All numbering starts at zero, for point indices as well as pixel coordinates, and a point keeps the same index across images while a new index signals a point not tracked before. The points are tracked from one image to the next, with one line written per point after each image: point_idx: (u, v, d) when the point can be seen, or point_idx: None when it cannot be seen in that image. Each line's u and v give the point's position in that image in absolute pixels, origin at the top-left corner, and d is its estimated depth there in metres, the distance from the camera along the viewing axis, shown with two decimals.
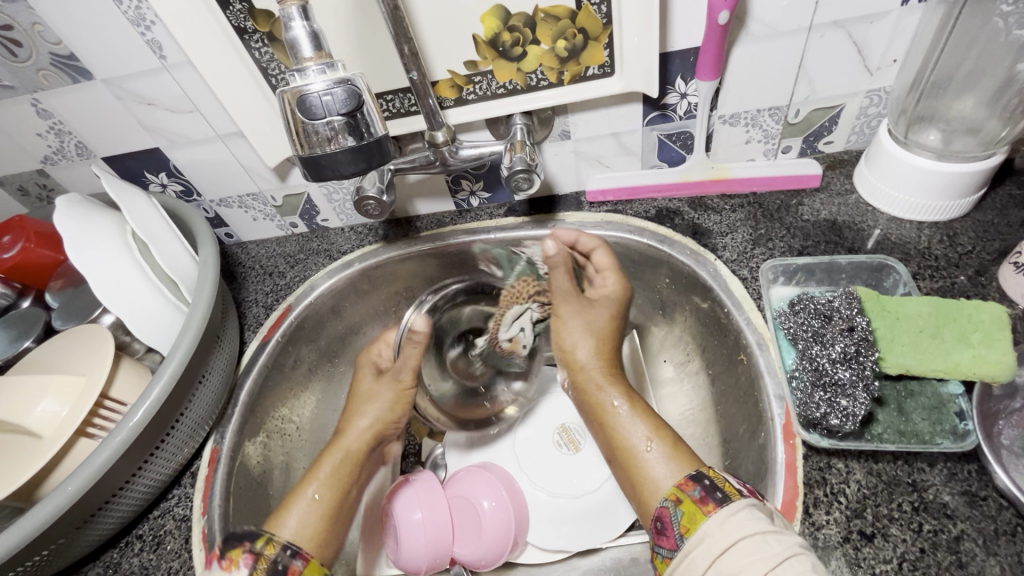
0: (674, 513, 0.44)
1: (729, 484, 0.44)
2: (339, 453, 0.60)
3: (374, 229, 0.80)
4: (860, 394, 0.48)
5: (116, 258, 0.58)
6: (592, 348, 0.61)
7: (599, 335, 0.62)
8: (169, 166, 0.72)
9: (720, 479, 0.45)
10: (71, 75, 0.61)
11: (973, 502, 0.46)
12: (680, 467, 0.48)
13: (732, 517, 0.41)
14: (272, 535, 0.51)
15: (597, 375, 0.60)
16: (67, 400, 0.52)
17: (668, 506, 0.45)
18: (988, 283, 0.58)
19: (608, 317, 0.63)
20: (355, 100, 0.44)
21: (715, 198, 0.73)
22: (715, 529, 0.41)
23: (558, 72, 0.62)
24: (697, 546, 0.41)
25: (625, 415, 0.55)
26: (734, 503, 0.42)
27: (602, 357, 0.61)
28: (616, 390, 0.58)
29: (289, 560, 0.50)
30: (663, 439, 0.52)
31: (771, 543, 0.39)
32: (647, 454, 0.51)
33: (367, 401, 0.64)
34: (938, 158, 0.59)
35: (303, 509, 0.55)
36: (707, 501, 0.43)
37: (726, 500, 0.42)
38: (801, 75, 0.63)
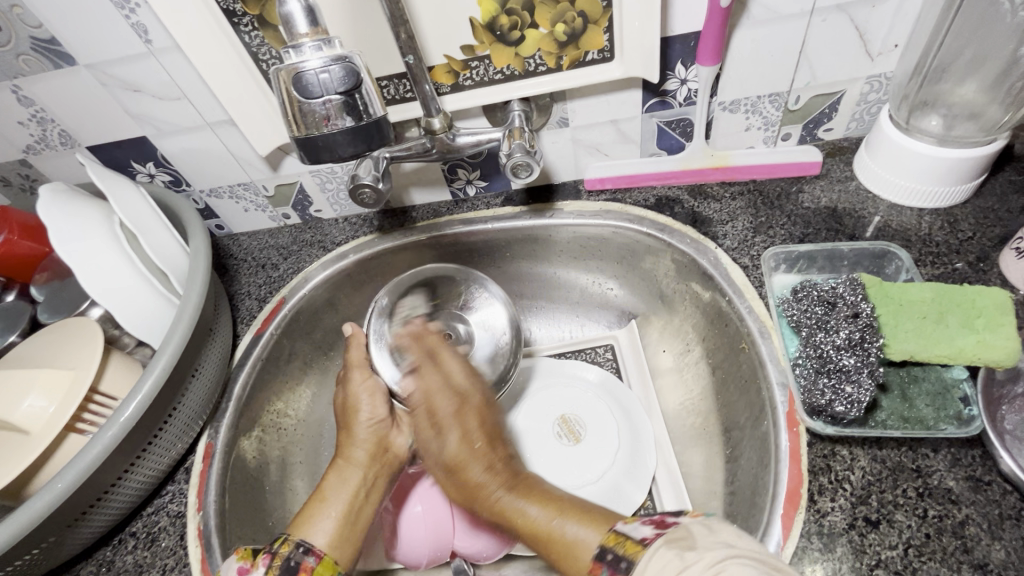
0: None
1: (631, 541, 0.41)
2: (360, 452, 0.58)
3: (368, 220, 0.79)
4: (865, 380, 0.48)
5: (103, 250, 0.56)
6: (456, 433, 0.54)
7: (467, 439, 0.53)
8: (157, 155, 0.70)
9: (620, 543, 0.41)
10: (53, 60, 0.59)
11: (977, 487, 0.46)
12: (597, 533, 0.44)
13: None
14: (288, 534, 0.52)
15: (471, 470, 0.52)
16: (55, 395, 0.51)
17: None
18: (989, 270, 0.58)
19: (467, 390, 0.57)
20: (354, 78, 0.42)
21: (714, 185, 0.72)
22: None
23: (557, 57, 0.61)
24: None
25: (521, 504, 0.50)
26: (640, 563, 0.39)
27: (469, 449, 0.53)
28: (500, 487, 0.52)
29: (303, 557, 0.50)
30: (564, 510, 0.47)
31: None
32: (564, 535, 0.45)
33: (355, 407, 0.60)
34: (939, 144, 0.59)
35: (326, 518, 0.54)
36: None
37: (632, 566, 0.39)
38: (802, 60, 0.62)
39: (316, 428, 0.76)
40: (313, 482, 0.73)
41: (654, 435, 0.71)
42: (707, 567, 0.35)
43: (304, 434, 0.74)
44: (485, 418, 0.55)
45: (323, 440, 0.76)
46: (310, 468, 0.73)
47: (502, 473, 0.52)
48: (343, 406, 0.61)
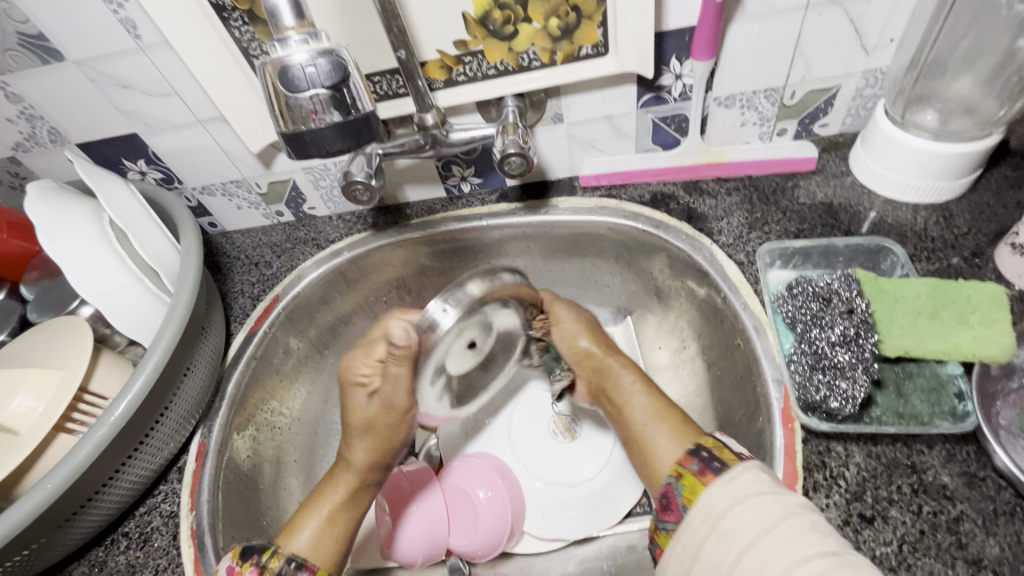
0: (677, 487, 0.47)
1: (727, 452, 0.47)
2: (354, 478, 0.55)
3: (362, 217, 0.79)
4: (860, 376, 0.48)
5: (92, 247, 0.56)
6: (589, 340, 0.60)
7: (590, 333, 0.60)
8: (148, 153, 0.70)
9: (716, 449, 0.48)
10: (40, 56, 0.58)
11: (972, 482, 0.46)
12: (687, 439, 0.50)
13: (731, 484, 0.44)
14: (277, 546, 0.51)
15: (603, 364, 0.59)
16: (44, 394, 0.50)
17: (671, 481, 0.48)
18: (984, 265, 0.58)
19: (591, 333, 0.61)
20: (341, 72, 0.42)
21: (710, 181, 0.72)
22: (715, 496, 0.44)
23: (551, 52, 0.60)
24: (698, 516, 0.44)
25: (635, 400, 0.55)
26: (733, 470, 0.45)
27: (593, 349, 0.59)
28: (630, 378, 0.57)
29: (295, 572, 0.49)
30: (668, 413, 0.53)
31: (771, 503, 0.42)
32: (652, 435, 0.52)
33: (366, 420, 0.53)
34: (935, 139, 0.59)
35: (316, 528, 0.53)
36: (706, 472, 0.46)
37: (723, 469, 0.46)
38: (798, 55, 0.62)
39: (310, 427, 0.75)
40: (308, 481, 0.72)
41: None
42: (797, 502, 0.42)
43: (299, 433, 0.74)
44: (604, 338, 0.61)
45: (317, 439, 0.76)
46: (305, 467, 0.73)
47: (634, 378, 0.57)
48: (360, 422, 0.54)
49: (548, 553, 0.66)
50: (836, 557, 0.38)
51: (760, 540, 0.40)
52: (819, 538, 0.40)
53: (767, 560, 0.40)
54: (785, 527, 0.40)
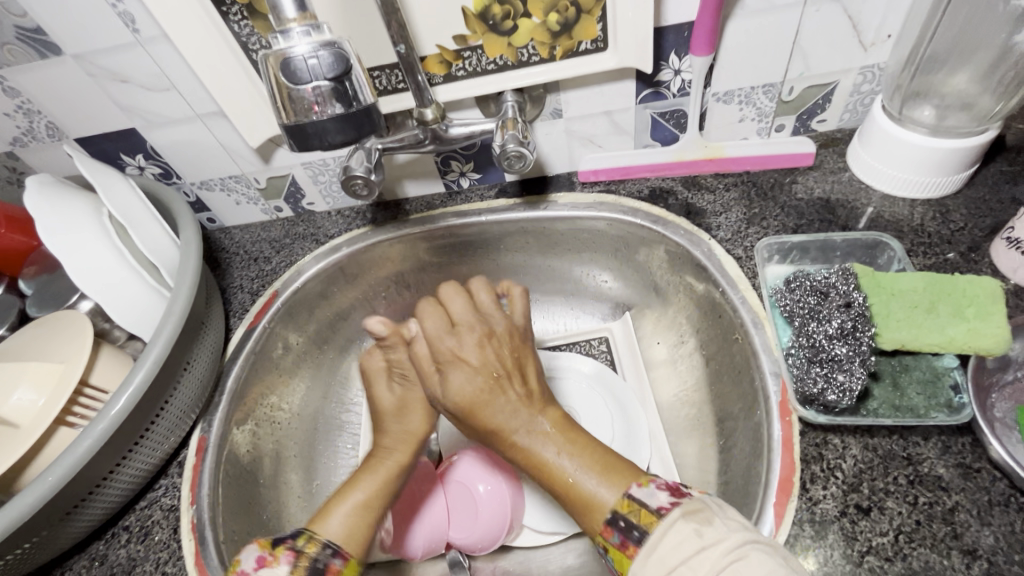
0: (608, 558, 0.42)
1: (644, 511, 0.41)
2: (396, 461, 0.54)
3: (362, 213, 0.79)
4: (856, 368, 0.48)
5: (91, 241, 0.56)
6: (469, 373, 0.49)
7: (485, 364, 0.50)
8: (147, 148, 0.69)
9: (634, 511, 0.42)
10: (38, 50, 0.58)
11: (967, 473, 0.47)
12: (612, 490, 0.44)
13: (654, 555, 0.39)
14: (311, 531, 0.49)
15: (489, 405, 0.48)
16: (45, 388, 0.51)
17: (602, 552, 0.43)
18: (979, 260, 0.59)
19: (482, 369, 0.49)
20: (344, 64, 0.42)
21: (708, 177, 0.72)
22: (642, 570, 0.39)
23: (550, 47, 0.60)
24: None
25: (548, 448, 0.46)
26: (652, 538, 0.40)
27: (478, 388, 0.49)
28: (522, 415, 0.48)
29: (330, 560, 0.47)
30: (592, 460, 0.46)
31: (695, 569, 0.38)
32: (579, 485, 0.44)
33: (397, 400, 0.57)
34: (931, 134, 0.59)
35: (353, 512, 0.51)
36: (627, 544, 0.41)
37: (644, 537, 0.40)
38: (796, 51, 0.62)
39: (309, 421, 0.75)
40: (308, 475, 0.72)
41: (650, 428, 0.71)
42: (725, 552, 0.38)
43: (299, 427, 0.74)
44: (497, 372, 0.50)
45: (317, 433, 0.76)
46: (305, 461, 0.73)
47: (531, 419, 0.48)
48: (390, 405, 0.57)
49: (547, 546, 0.67)
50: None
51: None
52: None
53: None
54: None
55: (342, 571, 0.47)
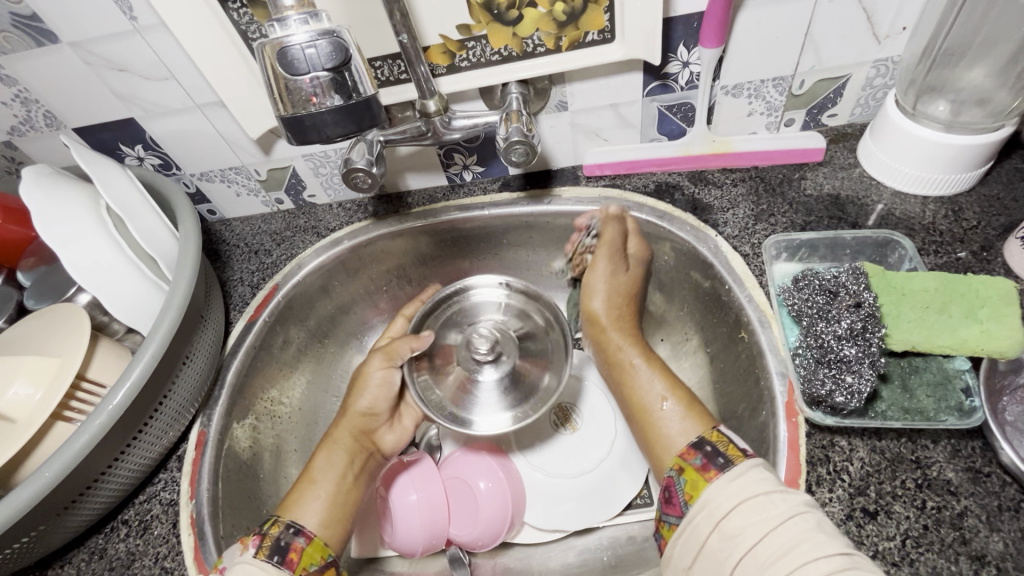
0: (679, 481, 0.45)
1: (732, 446, 0.45)
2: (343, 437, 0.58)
3: (363, 206, 0.78)
4: (866, 370, 0.47)
5: (87, 233, 0.55)
6: (605, 299, 0.61)
7: (618, 291, 0.61)
8: (145, 138, 0.68)
9: (722, 442, 0.46)
10: (35, 38, 0.57)
11: (976, 478, 0.46)
12: (695, 426, 0.49)
13: (733, 481, 0.42)
14: (277, 516, 0.52)
15: (615, 333, 0.60)
16: (42, 381, 0.50)
17: (673, 475, 0.46)
18: (992, 259, 0.57)
19: (615, 296, 0.61)
20: (343, 54, 0.41)
21: (715, 172, 0.70)
22: (718, 493, 0.42)
23: (556, 37, 0.59)
24: (700, 513, 0.42)
25: (641, 367, 0.56)
26: (738, 467, 0.43)
27: (616, 311, 0.60)
28: (635, 350, 0.58)
29: (294, 537, 0.50)
30: (683, 399, 0.52)
31: (777, 502, 0.40)
32: (662, 414, 0.51)
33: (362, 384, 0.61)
34: (946, 130, 0.58)
35: (316, 497, 0.54)
36: (709, 467, 0.44)
37: (728, 465, 0.43)
38: (808, 43, 0.60)
39: (310, 416, 0.75)
40: None
41: None
42: (802, 500, 0.40)
43: (299, 422, 0.73)
44: (622, 307, 0.61)
45: (318, 428, 0.75)
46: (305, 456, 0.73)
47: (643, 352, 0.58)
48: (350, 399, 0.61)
49: (548, 543, 0.66)
50: (846, 559, 0.36)
51: (768, 538, 0.38)
52: (827, 540, 0.37)
53: (772, 561, 0.37)
54: (787, 530, 0.38)
55: (306, 548, 0.50)
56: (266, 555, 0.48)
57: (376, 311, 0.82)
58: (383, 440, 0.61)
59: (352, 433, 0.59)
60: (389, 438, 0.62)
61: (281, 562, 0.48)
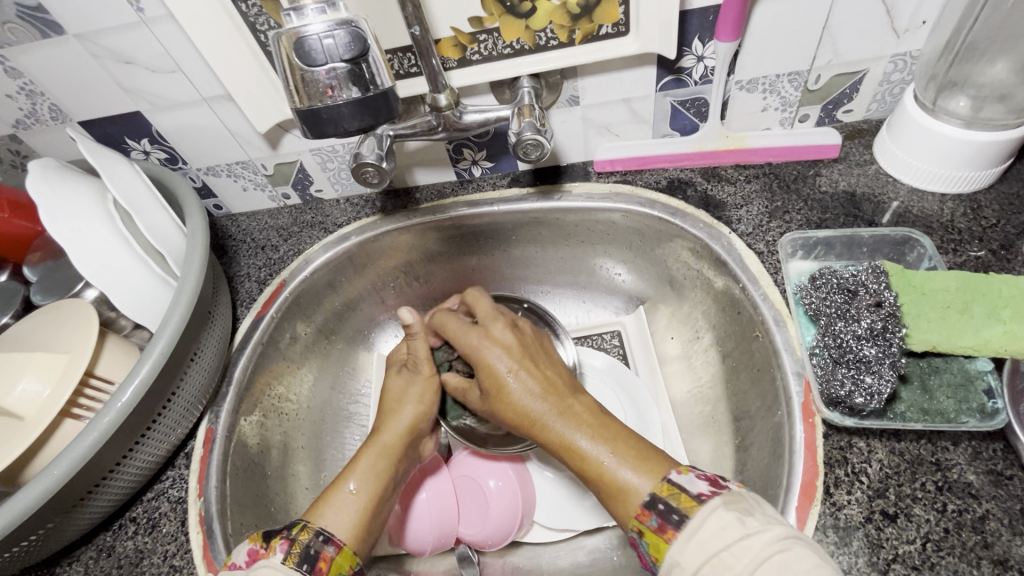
0: (642, 542, 0.42)
1: (685, 495, 0.41)
2: (392, 446, 0.55)
3: (371, 201, 0.77)
4: (886, 371, 0.47)
5: (96, 229, 0.54)
6: (507, 359, 0.53)
7: (512, 351, 0.54)
8: (151, 131, 0.68)
9: (674, 494, 0.41)
10: (40, 29, 0.56)
11: (998, 481, 0.45)
12: (647, 476, 0.43)
13: (696, 537, 0.38)
14: (306, 520, 0.48)
15: (529, 398, 0.51)
16: (50, 378, 0.49)
17: (635, 535, 0.42)
18: (1012, 258, 0.56)
19: (517, 355, 0.53)
20: (360, 44, 0.40)
21: (728, 168, 0.69)
22: (681, 554, 0.39)
23: (569, 30, 0.58)
24: (671, 573, 0.39)
25: (566, 429, 0.48)
26: (693, 521, 0.39)
27: (509, 371, 0.52)
28: (554, 411, 0.49)
29: (323, 547, 0.46)
30: (619, 446, 0.46)
31: (741, 552, 0.37)
32: (612, 476, 0.44)
33: (408, 392, 0.59)
34: (966, 127, 0.57)
35: (343, 501, 0.50)
36: (666, 528, 0.40)
37: (685, 521, 0.39)
38: (825, 37, 0.59)
39: (317, 413, 0.74)
40: (316, 467, 0.72)
41: (662, 424, 0.69)
42: (773, 540, 0.37)
43: (307, 419, 0.73)
44: (533, 368, 0.52)
45: (325, 425, 0.75)
46: (312, 453, 0.72)
47: (562, 410, 0.49)
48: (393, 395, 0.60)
49: (558, 542, 0.66)
50: None
51: None
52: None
53: None
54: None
55: (335, 558, 0.46)
56: (295, 563, 0.44)
57: (383, 308, 0.81)
58: (422, 449, 0.60)
59: (401, 438, 0.56)
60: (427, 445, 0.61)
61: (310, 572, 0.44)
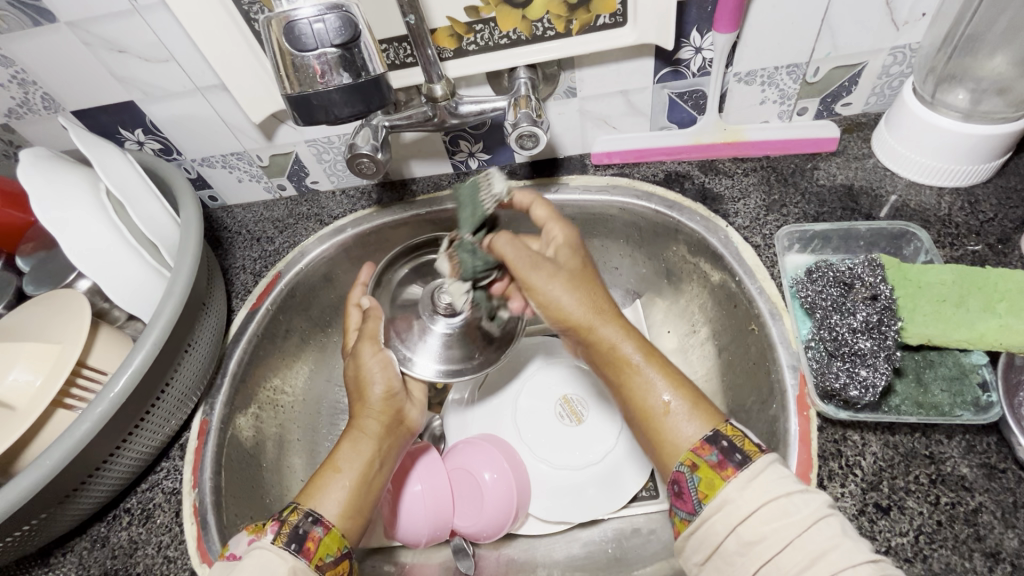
0: (692, 479, 0.41)
1: (748, 440, 0.42)
2: (372, 422, 0.53)
3: (367, 193, 0.76)
4: (880, 364, 0.47)
5: (89, 219, 0.54)
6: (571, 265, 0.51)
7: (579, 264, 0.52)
8: (145, 122, 0.67)
9: (738, 437, 0.42)
10: (30, 16, 0.55)
11: (991, 474, 0.45)
12: (703, 422, 0.44)
13: (754, 481, 0.39)
14: (296, 503, 0.48)
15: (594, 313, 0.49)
16: (42, 368, 0.49)
17: (684, 471, 0.42)
18: (1009, 252, 0.56)
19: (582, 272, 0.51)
20: (351, 29, 0.40)
21: (726, 161, 0.69)
22: (738, 494, 0.39)
23: (566, 21, 0.57)
24: (717, 513, 0.39)
25: (649, 372, 0.46)
26: (756, 464, 0.40)
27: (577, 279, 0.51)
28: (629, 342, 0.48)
29: (313, 527, 0.46)
30: (682, 386, 0.46)
31: (798, 504, 0.38)
32: (668, 407, 0.45)
33: (365, 376, 0.55)
34: (965, 120, 0.56)
35: (336, 484, 0.49)
36: (726, 465, 0.41)
37: (747, 462, 0.40)
38: (824, 30, 0.59)
39: (313, 405, 0.74)
40: (311, 459, 0.71)
41: None
42: (823, 504, 0.39)
43: (302, 412, 0.73)
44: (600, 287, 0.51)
45: (320, 418, 0.74)
46: (308, 445, 0.72)
47: (640, 347, 0.48)
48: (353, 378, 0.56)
49: (553, 535, 0.66)
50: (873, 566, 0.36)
51: (792, 544, 0.37)
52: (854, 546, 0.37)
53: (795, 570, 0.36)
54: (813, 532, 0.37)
55: (323, 538, 0.46)
56: (284, 542, 0.44)
57: None
58: (411, 415, 0.57)
59: (378, 416, 0.54)
60: (414, 412, 0.57)
61: (298, 551, 0.44)
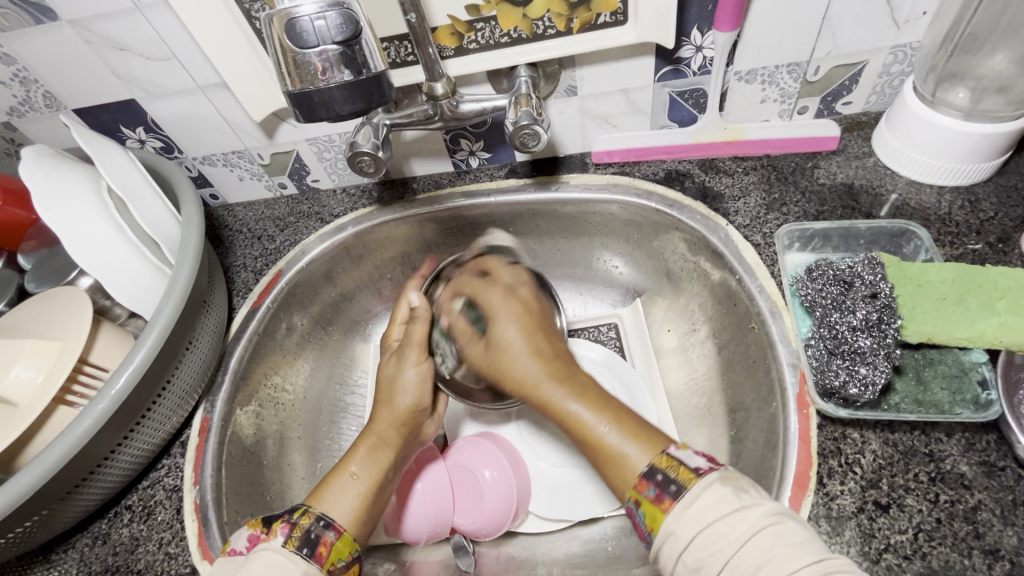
0: (637, 513, 0.40)
1: (684, 468, 0.40)
2: (385, 428, 0.55)
3: (367, 191, 0.76)
4: (880, 362, 0.47)
5: (91, 216, 0.54)
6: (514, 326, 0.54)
7: (519, 319, 0.54)
8: (147, 120, 0.67)
9: (672, 467, 0.40)
10: (32, 14, 0.55)
11: (991, 472, 0.45)
12: (644, 450, 0.42)
13: (691, 508, 0.38)
14: (307, 506, 0.48)
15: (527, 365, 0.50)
16: (43, 365, 0.49)
17: (630, 506, 0.41)
18: (1009, 251, 0.56)
19: (525, 326, 0.54)
20: (352, 26, 0.40)
21: (726, 160, 0.69)
22: (677, 525, 0.38)
23: (567, 19, 0.57)
24: (664, 544, 0.38)
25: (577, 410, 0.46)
26: (691, 492, 0.38)
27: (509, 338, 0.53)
28: (560, 388, 0.48)
29: (324, 531, 0.46)
30: (620, 420, 0.44)
31: (734, 523, 0.36)
32: (608, 445, 0.44)
33: (400, 380, 0.56)
34: (966, 118, 0.56)
35: (343, 486, 0.50)
36: (663, 498, 0.39)
37: (682, 492, 0.39)
38: (825, 29, 0.59)
39: (313, 403, 0.74)
40: (312, 457, 0.71)
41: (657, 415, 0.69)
42: (763, 514, 0.37)
43: (303, 410, 0.73)
44: (543, 339, 0.53)
45: (321, 415, 0.75)
46: (308, 443, 0.72)
47: (573, 391, 0.47)
48: (388, 377, 0.57)
49: (553, 533, 0.66)
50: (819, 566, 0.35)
51: (731, 564, 0.36)
52: (795, 552, 0.35)
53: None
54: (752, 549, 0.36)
55: (335, 543, 0.46)
56: (296, 546, 0.44)
57: (380, 299, 0.81)
58: (427, 428, 0.58)
59: (396, 426, 0.55)
60: (429, 426, 0.59)
61: (311, 555, 0.44)
